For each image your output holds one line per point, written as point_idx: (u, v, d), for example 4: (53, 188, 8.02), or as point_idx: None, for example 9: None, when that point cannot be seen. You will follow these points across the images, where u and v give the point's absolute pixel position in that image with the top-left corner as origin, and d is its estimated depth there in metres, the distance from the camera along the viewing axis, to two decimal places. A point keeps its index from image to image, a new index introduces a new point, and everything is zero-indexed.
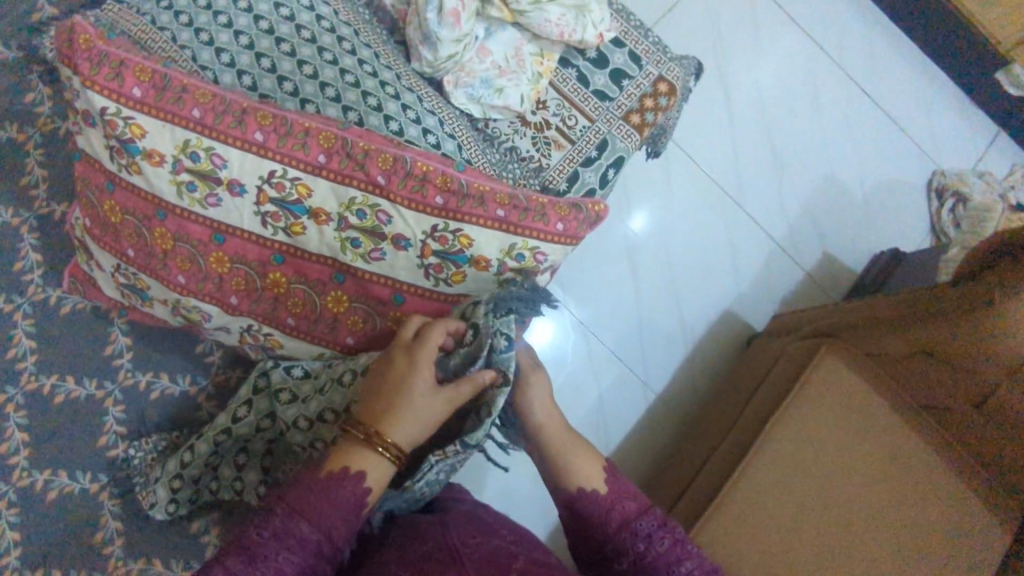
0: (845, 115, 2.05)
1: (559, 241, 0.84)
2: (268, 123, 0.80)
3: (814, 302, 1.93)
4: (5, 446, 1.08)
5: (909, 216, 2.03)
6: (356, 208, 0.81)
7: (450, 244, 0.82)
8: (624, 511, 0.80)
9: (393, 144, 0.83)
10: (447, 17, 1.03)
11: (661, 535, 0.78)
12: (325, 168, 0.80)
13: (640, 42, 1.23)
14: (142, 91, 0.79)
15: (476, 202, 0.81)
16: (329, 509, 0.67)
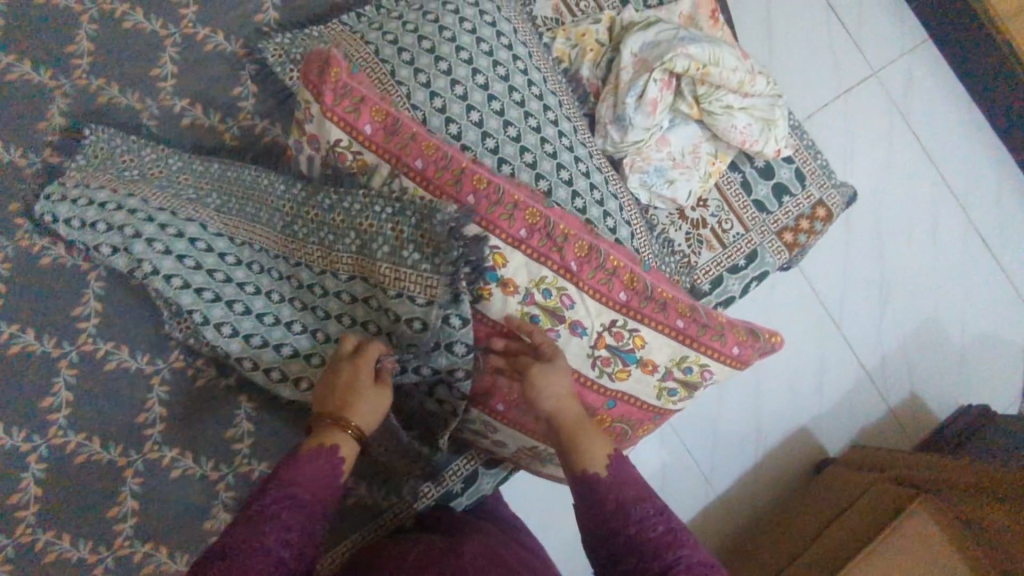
0: (960, 258, 2.00)
1: (730, 363, 0.88)
2: (483, 187, 0.84)
3: (893, 438, 1.86)
4: (47, 401, 0.93)
5: (1006, 375, 1.96)
6: (545, 286, 0.85)
7: (624, 341, 0.86)
8: (620, 491, 0.68)
9: (589, 232, 0.88)
10: (645, 105, 1.06)
11: (657, 520, 0.66)
12: (523, 242, 0.84)
13: (809, 162, 1.25)
14: (373, 130, 0.86)
15: (658, 306, 0.86)
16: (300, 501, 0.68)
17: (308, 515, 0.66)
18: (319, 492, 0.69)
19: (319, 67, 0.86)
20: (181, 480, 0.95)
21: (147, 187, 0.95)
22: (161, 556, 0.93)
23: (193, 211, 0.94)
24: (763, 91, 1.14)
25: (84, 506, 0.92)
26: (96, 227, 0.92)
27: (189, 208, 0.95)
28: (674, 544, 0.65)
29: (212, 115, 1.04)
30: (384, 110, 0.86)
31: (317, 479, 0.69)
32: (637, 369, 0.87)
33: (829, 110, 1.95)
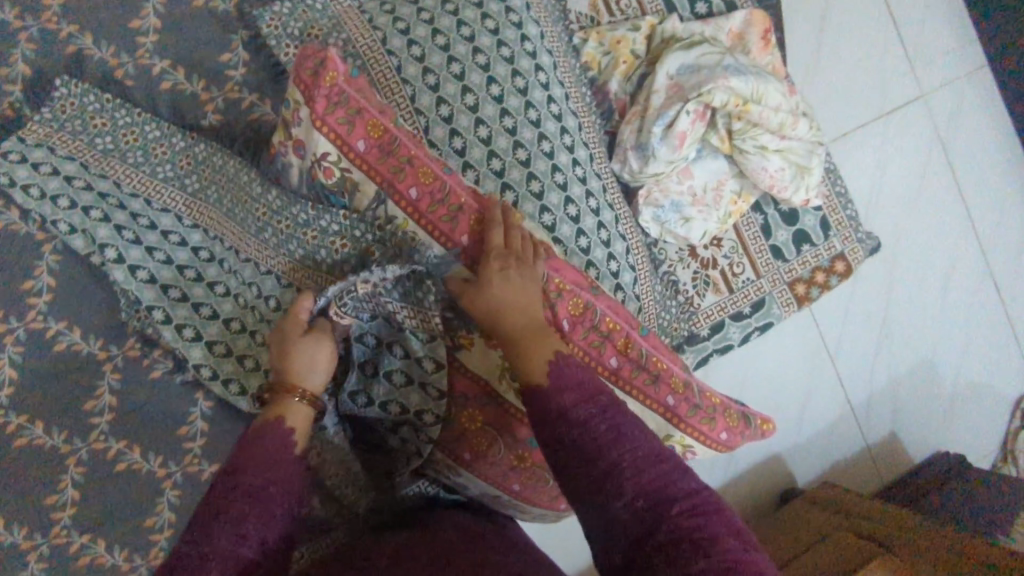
0: (974, 302, 1.90)
1: (716, 447, 0.83)
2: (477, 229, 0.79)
3: (863, 476, 1.83)
4: None
5: (989, 427, 1.92)
6: None
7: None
8: (562, 397, 0.65)
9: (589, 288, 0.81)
10: (673, 138, 0.96)
11: (599, 421, 0.63)
12: None
13: (837, 211, 1.16)
14: (367, 147, 0.81)
15: (649, 379, 0.80)
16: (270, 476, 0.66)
17: (268, 503, 0.63)
18: (275, 472, 0.65)
19: (315, 67, 0.81)
20: (125, 474, 0.90)
21: (121, 164, 0.88)
22: (98, 550, 0.88)
23: (168, 197, 0.89)
24: (804, 135, 1.04)
25: (21, 492, 0.87)
26: (58, 202, 0.85)
27: (165, 196, 0.88)
28: (616, 444, 0.62)
29: (195, 83, 0.94)
30: (382, 127, 0.81)
31: (271, 458, 0.66)
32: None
33: (865, 130, 1.81)
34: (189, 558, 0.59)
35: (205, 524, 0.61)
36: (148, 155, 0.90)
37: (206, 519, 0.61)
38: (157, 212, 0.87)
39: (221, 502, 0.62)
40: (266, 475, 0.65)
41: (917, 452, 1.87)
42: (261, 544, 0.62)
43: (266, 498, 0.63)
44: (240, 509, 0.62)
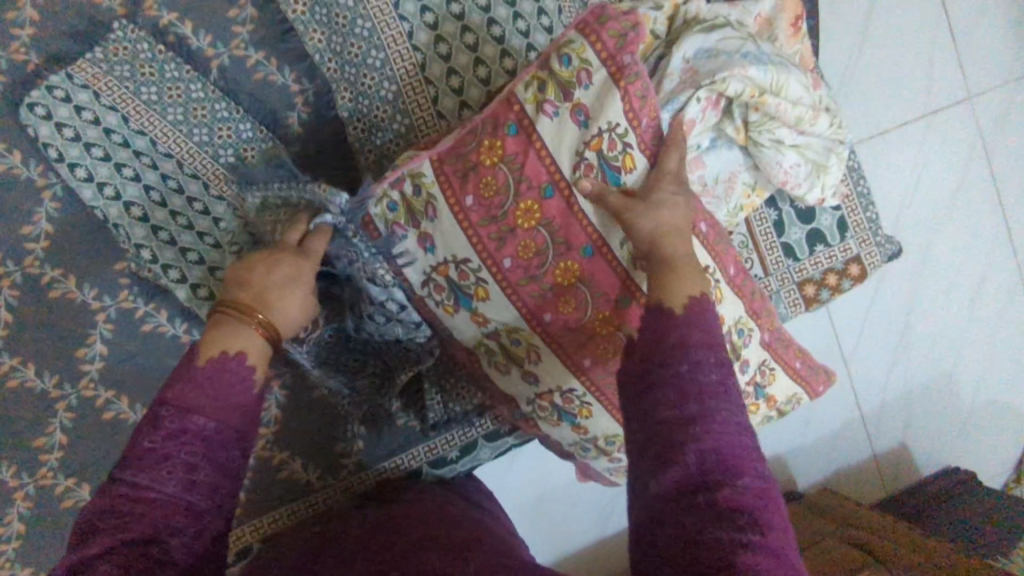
0: (1002, 317, 1.82)
1: None
2: (488, 194, 0.77)
3: (868, 486, 1.78)
4: None
5: (1004, 446, 1.85)
6: (515, 335, 0.82)
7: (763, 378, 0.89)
8: (686, 332, 0.58)
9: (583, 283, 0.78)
10: (682, 126, 0.91)
11: (714, 372, 0.56)
12: (503, 272, 0.79)
13: (856, 212, 1.11)
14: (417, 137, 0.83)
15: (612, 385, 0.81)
16: (209, 396, 0.59)
17: (213, 445, 0.58)
18: (228, 412, 0.60)
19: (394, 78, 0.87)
20: (112, 423, 0.93)
21: (130, 98, 0.90)
22: (82, 492, 0.92)
23: (172, 143, 0.91)
24: (824, 131, 0.99)
25: (10, 430, 0.90)
26: (62, 131, 0.87)
27: (169, 138, 0.91)
28: (721, 396, 0.55)
29: (201, 38, 0.93)
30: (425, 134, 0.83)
31: (221, 397, 0.60)
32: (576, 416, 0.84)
33: (903, 130, 1.72)
34: (130, 503, 0.54)
35: (149, 471, 0.55)
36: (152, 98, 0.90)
37: (145, 467, 0.56)
38: (158, 156, 0.90)
39: (164, 446, 0.56)
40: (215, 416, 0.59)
41: (927, 467, 1.81)
42: (211, 493, 0.57)
43: (218, 442, 0.58)
44: (187, 453, 0.57)
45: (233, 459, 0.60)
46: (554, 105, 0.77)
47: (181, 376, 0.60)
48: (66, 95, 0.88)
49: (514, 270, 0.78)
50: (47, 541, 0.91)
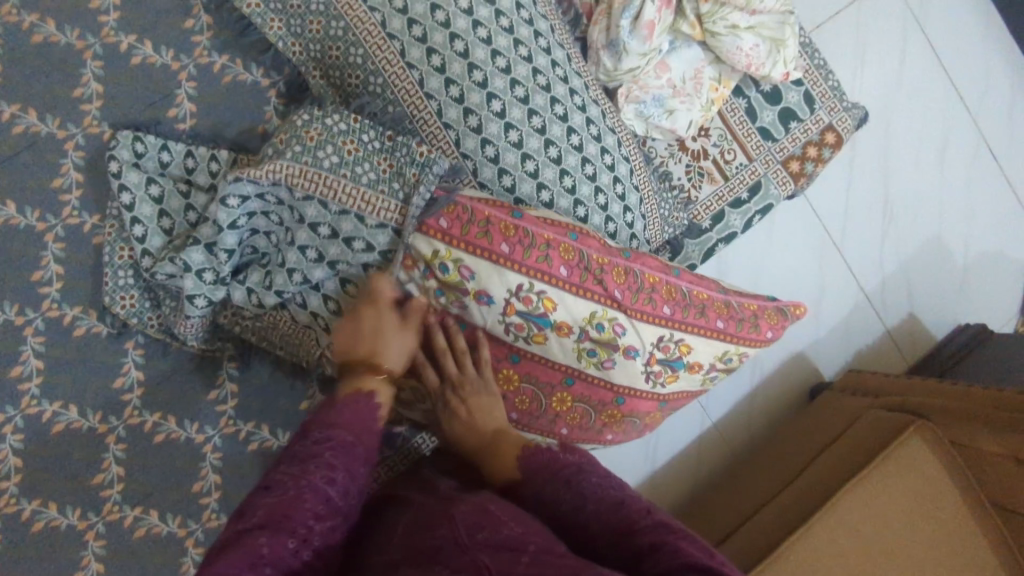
0: (971, 173, 1.88)
1: (717, 337, 0.92)
2: (513, 235, 0.83)
3: (889, 361, 1.83)
4: (17, 371, 0.89)
5: (1003, 293, 1.92)
6: (597, 321, 0.86)
7: (672, 352, 0.89)
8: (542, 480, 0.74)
9: (549, 277, 0.84)
10: (642, 28, 0.97)
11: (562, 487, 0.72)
12: (511, 259, 0.82)
13: (819, 83, 1.15)
14: (449, 223, 0.83)
15: (649, 296, 0.88)
16: (350, 417, 0.73)
17: (349, 456, 0.70)
18: (361, 433, 0.72)
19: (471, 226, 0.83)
20: (165, 444, 0.93)
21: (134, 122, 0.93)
22: (153, 519, 0.92)
23: None
24: (772, 7, 1.03)
25: (69, 474, 0.90)
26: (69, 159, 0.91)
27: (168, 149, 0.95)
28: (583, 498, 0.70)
29: (164, 54, 0.94)
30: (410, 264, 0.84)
31: (356, 423, 0.73)
32: (553, 333, 0.85)
33: (839, 19, 1.76)
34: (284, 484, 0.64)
35: (298, 465, 0.67)
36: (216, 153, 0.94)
37: (296, 463, 0.67)
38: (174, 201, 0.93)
39: (312, 449, 0.68)
40: (352, 433, 0.72)
41: (939, 330, 1.87)
42: (344, 495, 0.67)
43: (350, 453, 0.70)
44: (328, 455, 0.68)
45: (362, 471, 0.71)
46: (467, 269, 0.82)
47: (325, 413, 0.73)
48: (147, 136, 0.92)
49: (514, 252, 0.82)
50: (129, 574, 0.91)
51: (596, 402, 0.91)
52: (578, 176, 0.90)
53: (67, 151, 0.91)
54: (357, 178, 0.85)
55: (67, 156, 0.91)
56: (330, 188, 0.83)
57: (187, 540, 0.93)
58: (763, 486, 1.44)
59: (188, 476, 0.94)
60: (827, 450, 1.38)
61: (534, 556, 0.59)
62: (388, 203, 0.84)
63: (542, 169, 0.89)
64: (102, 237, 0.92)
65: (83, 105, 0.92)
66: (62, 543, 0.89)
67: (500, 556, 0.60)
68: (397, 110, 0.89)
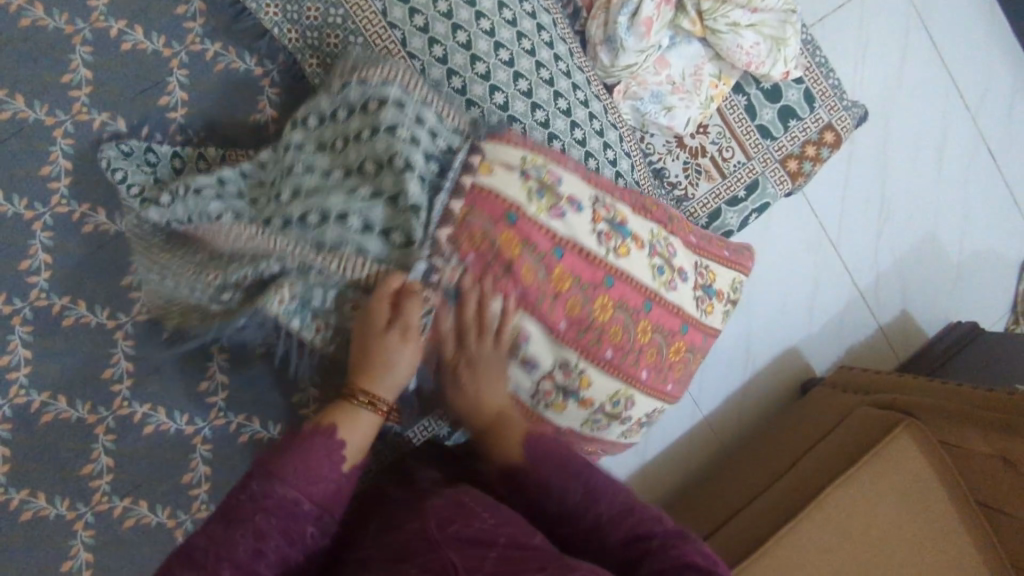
0: (968, 171, 1.88)
1: (732, 264, 0.98)
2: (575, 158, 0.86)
3: (880, 356, 1.84)
4: (5, 360, 0.88)
5: (995, 291, 1.92)
6: (657, 237, 0.88)
7: (703, 276, 0.93)
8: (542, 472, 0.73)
9: (612, 190, 0.87)
10: (640, 25, 0.96)
11: (573, 483, 0.71)
12: (579, 170, 0.85)
13: (819, 82, 1.14)
14: (525, 138, 0.84)
15: (678, 220, 0.94)
16: (303, 468, 0.67)
17: (290, 516, 0.65)
18: (307, 487, 0.66)
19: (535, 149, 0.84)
20: (154, 435, 0.93)
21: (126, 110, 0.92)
22: (142, 510, 0.92)
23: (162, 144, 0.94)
24: (775, 5, 1.02)
25: (57, 464, 0.89)
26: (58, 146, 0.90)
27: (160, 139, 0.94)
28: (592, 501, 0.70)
29: (155, 40, 0.92)
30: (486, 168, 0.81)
31: (302, 472, 0.67)
32: (631, 243, 0.85)
33: (841, 12, 1.74)
34: (203, 555, 0.62)
35: (226, 529, 0.63)
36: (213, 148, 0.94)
37: (227, 521, 0.64)
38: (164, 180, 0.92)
39: (246, 510, 0.64)
40: (297, 488, 0.66)
41: (930, 326, 1.88)
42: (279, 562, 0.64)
43: (293, 513, 0.65)
44: (263, 520, 0.63)
45: (309, 531, 0.66)
46: (554, 173, 0.82)
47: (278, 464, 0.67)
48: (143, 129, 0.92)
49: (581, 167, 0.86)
50: (118, 564, 0.91)
51: (665, 331, 0.87)
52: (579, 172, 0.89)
53: (56, 138, 0.90)
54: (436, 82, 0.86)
55: (56, 143, 0.90)
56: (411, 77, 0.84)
57: (176, 531, 0.93)
58: (752, 482, 1.44)
59: (179, 466, 0.93)
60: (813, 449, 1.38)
61: (501, 552, 0.60)
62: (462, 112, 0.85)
63: None
64: (91, 226, 0.91)
65: (72, 91, 0.90)
66: (51, 532, 0.89)
67: (468, 553, 0.60)
68: None
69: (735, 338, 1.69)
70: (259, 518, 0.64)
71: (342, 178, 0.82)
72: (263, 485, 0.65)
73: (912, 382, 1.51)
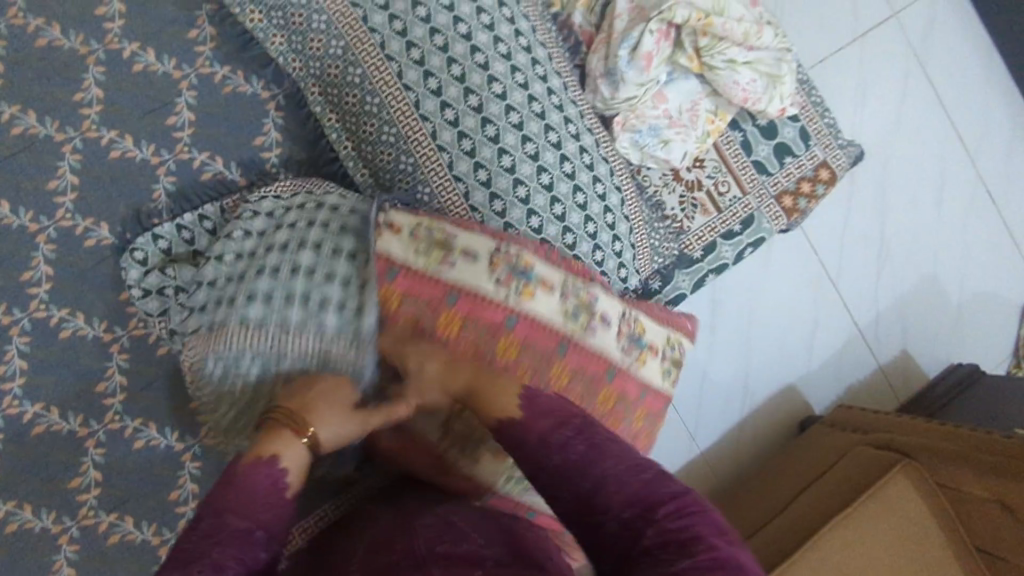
0: (967, 212, 1.89)
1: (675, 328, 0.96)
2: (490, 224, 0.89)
3: (879, 396, 1.83)
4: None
5: (996, 333, 1.92)
6: (572, 286, 0.87)
7: (631, 328, 0.90)
8: (536, 427, 0.69)
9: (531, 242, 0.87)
10: (639, 59, 0.99)
11: (577, 442, 0.67)
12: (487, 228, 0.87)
13: (814, 120, 1.16)
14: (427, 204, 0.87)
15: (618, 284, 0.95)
16: (248, 497, 0.64)
17: (245, 541, 0.62)
18: (261, 516, 0.64)
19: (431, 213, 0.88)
20: (144, 451, 0.93)
21: (135, 129, 0.94)
22: (127, 526, 0.92)
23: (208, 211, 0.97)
24: (771, 44, 1.04)
25: (45, 477, 0.89)
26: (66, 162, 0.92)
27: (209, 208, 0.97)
28: (600, 459, 0.65)
29: (166, 62, 0.95)
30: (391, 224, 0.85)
31: (258, 499, 0.65)
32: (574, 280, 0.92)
33: (840, 55, 1.78)
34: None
35: (178, 571, 0.58)
36: (219, 168, 0.97)
37: (178, 565, 0.59)
38: (200, 229, 0.95)
39: (199, 548, 0.60)
40: (249, 519, 0.63)
41: (931, 368, 1.87)
42: None
43: (246, 542, 0.62)
44: (218, 553, 0.59)
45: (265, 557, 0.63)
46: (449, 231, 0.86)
47: (222, 502, 0.63)
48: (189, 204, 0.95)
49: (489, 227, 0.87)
50: None
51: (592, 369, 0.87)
52: (568, 204, 0.91)
53: (64, 154, 0.92)
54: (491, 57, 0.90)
55: (64, 159, 0.92)
56: (465, 51, 0.89)
57: (160, 549, 0.93)
58: (750, 518, 1.43)
59: (167, 483, 0.93)
60: (811, 485, 1.37)
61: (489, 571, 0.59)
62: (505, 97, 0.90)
63: (533, 196, 0.89)
64: (94, 240, 0.93)
65: (83, 109, 0.92)
66: (34, 545, 0.88)
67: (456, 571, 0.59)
68: (392, 130, 0.90)
69: (732, 372, 1.69)
70: (211, 551, 0.59)
71: (390, 151, 0.91)
72: (210, 521, 0.62)
73: (914, 420, 1.50)
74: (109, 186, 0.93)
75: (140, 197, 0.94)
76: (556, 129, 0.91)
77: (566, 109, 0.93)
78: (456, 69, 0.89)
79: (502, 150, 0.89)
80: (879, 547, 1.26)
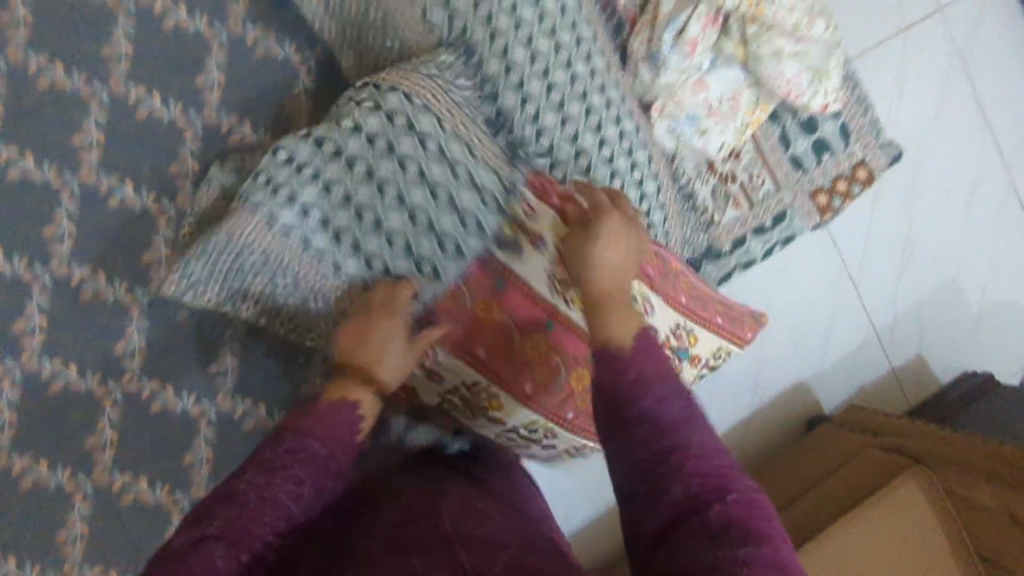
0: (996, 218, 1.85)
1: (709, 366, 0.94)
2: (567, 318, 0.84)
3: (891, 399, 1.81)
4: (21, 325, 0.89)
5: (1015, 343, 1.89)
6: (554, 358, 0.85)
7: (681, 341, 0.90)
8: (642, 369, 0.62)
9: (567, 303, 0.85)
10: (684, 44, 0.97)
11: (678, 401, 0.61)
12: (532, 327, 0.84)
13: (857, 117, 1.12)
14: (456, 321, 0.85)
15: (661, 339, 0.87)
16: (331, 427, 0.68)
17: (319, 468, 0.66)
18: (338, 445, 0.68)
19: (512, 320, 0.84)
20: (161, 413, 0.93)
21: (162, 88, 0.92)
22: (141, 486, 0.92)
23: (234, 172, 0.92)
24: (821, 36, 1.00)
25: (61, 432, 0.89)
26: (92, 116, 0.90)
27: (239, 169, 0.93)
28: (692, 427, 0.60)
29: (197, 20, 0.92)
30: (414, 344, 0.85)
31: (335, 432, 0.68)
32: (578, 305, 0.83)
33: (880, 49, 1.72)
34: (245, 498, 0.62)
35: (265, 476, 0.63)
36: (247, 131, 0.95)
37: (264, 470, 0.64)
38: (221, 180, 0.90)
39: (282, 458, 0.65)
40: (327, 444, 0.67)
41: (945, 373, 1.85)
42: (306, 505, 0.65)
43: (321, 464, 0.66)
44: (294, 470, 0.64)
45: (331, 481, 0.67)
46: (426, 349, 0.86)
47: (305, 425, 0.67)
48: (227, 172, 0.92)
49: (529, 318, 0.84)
50: (110, 541, 0.90)
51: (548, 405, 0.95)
52: (605, 189, 0.89)
53: (91, 108, 0.90)
54: (536, 32, 0.86)
55: (91, 114, 0.90)
56: (509, 24, 0.85)
57: (172, 510, 0.93)
58: None
59: (182, 445, 0.93)
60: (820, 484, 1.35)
61: (513, 555, 0.57)
62: (549, 75, 0.87)
63: (569, 177, 0.89)
64: (118, 199, 0.91)
65: (112, 64, 0.90)
66: (49, 500, 0.89)
67: (479, 555, 0.57)
68: None
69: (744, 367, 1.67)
70: (291, 467, 0.64)
71: None
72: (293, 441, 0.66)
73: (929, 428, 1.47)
74: (135, 145, 0.91)
75: (166, 157, 0.92)
76: (596, 114, 0.88)
77: (608, 93, 0.90)
78: (501, 45, 0.86)
79: (541, 131, 0.88)
80: (884, 549, 1.25)
